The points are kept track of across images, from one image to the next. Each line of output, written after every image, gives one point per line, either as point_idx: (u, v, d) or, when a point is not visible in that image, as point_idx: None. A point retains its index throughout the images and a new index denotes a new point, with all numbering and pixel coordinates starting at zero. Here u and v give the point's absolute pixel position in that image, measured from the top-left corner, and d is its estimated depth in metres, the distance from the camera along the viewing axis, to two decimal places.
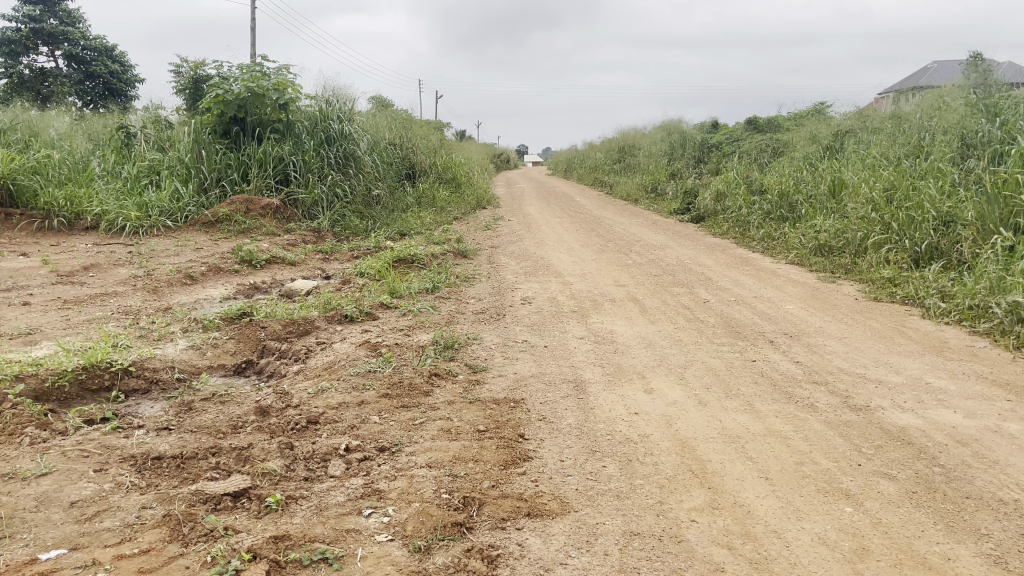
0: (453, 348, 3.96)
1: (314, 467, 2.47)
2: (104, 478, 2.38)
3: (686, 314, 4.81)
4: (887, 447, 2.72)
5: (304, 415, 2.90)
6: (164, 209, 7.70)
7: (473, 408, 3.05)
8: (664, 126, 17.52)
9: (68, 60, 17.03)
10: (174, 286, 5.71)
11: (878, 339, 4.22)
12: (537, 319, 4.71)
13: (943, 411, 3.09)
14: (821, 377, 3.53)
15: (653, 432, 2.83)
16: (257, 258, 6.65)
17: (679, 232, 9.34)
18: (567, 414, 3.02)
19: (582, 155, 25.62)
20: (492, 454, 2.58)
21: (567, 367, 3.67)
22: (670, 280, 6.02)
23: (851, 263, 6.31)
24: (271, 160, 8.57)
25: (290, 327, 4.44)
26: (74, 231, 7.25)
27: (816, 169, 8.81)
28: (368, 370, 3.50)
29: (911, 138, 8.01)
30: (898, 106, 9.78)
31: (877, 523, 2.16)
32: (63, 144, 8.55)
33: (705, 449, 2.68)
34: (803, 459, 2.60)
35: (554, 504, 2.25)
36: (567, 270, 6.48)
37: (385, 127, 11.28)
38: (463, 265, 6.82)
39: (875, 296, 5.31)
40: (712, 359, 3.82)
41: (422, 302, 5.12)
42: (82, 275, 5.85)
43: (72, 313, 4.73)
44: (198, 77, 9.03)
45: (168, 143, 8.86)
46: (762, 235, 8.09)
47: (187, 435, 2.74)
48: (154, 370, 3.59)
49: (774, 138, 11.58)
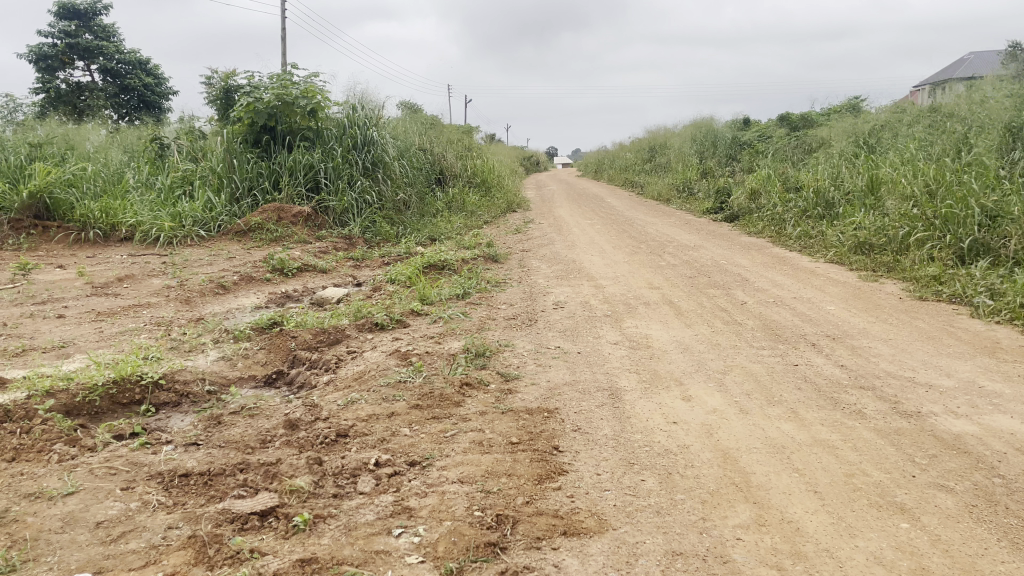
0: (485, 356, 3.88)
1: (343, 483, 2.40)
2: (131, 497, 2.34)
3: (723, 317, 4.67)
4: (942, 457, 2.57)
5: (333, 428, 2.84)
6: (198, 219, 7.72)
7: (506, 419, 2.97)
8: (695, 125, 17.30)
9: (104, 74, 17.34)
10: (206, 295, 5.71)
11: (925, 340, 4.05)
12: (569, 324, 4.61)
13: (999, 417, 2.94)
14: (868, 382, 3.38)
15: (693, 443, 2.72)
16: (288, 266, 6.66)
17: (713, 232, 9.18)
18: (603, 424, 2.92)
19: (611, 156, 25.45)
20: (526, 468, 2.49)
21: (601, 375, 3.57)
22: (705, 281, 5.89)
23: (893, 260, 6.11)
24: (302, 168, 8.58)
25: (321, 336, 4.40)
26: (109, 243, 7.32)
27: (853, 165, 8.60)
28: (399, 380, 3.43)
29: (954, 130, 7.77)
30: (937, 97, 9.52)
31: (937, 541, 2.03)
32: (98, 157, 8.64)
33: (748, 460, 2.57)
34: (853, 471, 2.47)
35: (590, 521, 2.15)
36: (599, 273, 6.38)
37: (415, 132, 11.27)
38: (494, 270, 6.74)
39: (920, 296, 5.12)
40: (752, 364, 3.69)
41: (452, 309, 5.05)
42: (116, 286, 5.89)
43: (104, 325, 4.74)
44: (229, 87, 9.08)
45: (201, 153, 8.91)
46: (799, 234, 7.90)
47: (215, 450, 2.70)
48: (185, 383, 3.57)
49: (808, 134, 11.36)
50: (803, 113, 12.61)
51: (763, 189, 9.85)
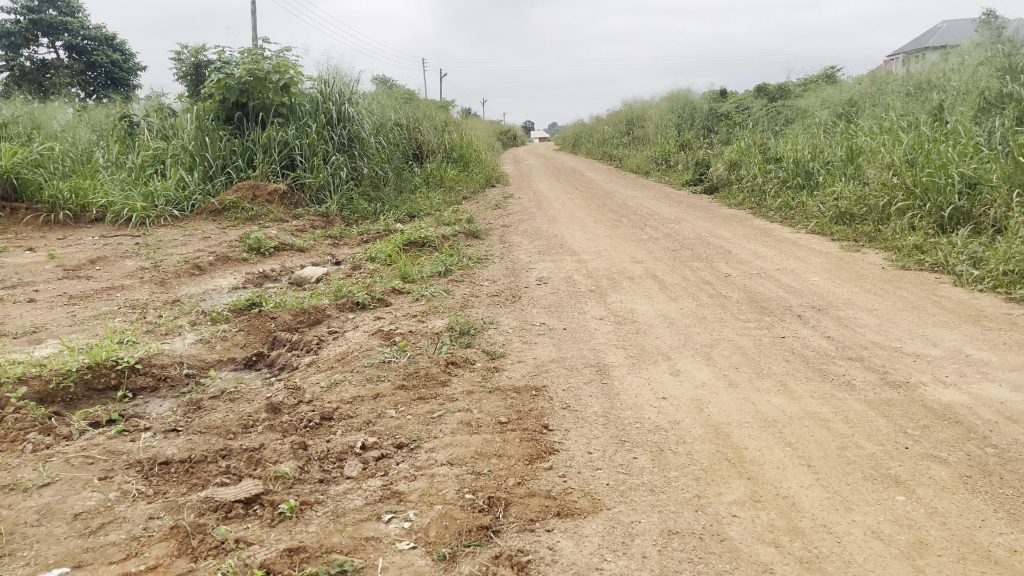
0: (469, 334, 3.82)
1: (330, 468, 2.34)
2: (109, 487, 2.26)
3: (708, 290, 4.64)
4: (934, 427, 2.56)
5: (317, 411, 2.77)
6: (171, 198, 7.56)
7: (493, 398, 2.92)
8: (672, 97, 17.22)
9: (69, 50, 16.90)
10: (181, 277, 5.59)
11: (909, 310, 4.04)
12: (554, 300, 4.56)
13: (988, 385, 2.93)
14: (856, 352, 3.36)
15: (684, 419, 2.69)
16: (265, 245, 6.53)
17: (694, 204, 9.15)
18: (592, 401, 2.88)
19: (589, 129, 25.30)
20: (516, 448, 2.44)
21: (588, 351, 3.52)
22: (688, 254, 5.86)
23: (875, 230, 6.11)
24: (276, 145, 8.41)
25: (300, 317, 4.31)
26: (80, 224, 7.14)
27: (832, 135, 8.59)
28: (382, 361, 3.37)
29: (931, 99, 7.77)
30: (913, 66, 9.52)
31: (934, 513, 2.01)
32: (66, 136, 8.41)
33: (739, 435, 2.54)
34: (845, 443, 2.45)
35: (584, 502, 2.11)
36: (582, 248, 6.32)
37: (390, 107, 11.10)
38: (475, 246, 6.66)
39: (902, 265, 5.12)
40: (739, 337, 3.66)
41: (434, 286, 4.98)
42: (89, 268, 5.74)
43: (77, 309, 4.61)
44: (199, 63, 8.86)
45: (171, 131, 8.71)
46: (780, 205, 7.88)
47: (196, 437, 2.62)
48: (162, 367, 3.48)
49: (786, 104, 11.33)
50: (781, 83, 12.57)
51: (743, 159, 9.81)
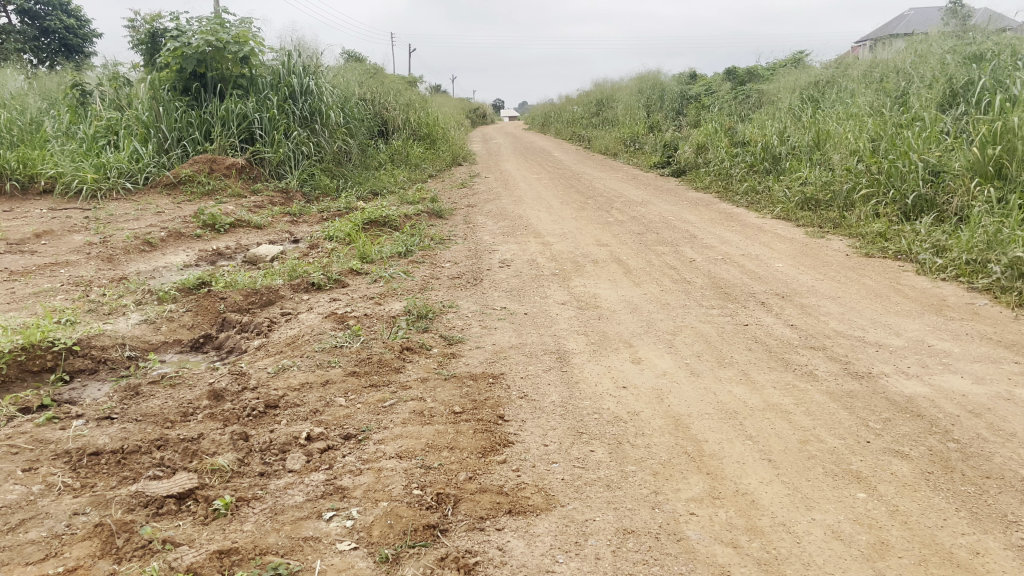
0: (427, 318, 3.70)
1: (271, 461, 2.22)
2: (33, 479, 2.12)
3: (672, 275, 4.57)
4: (896, 420, 2.51)
5: (261, 399, 2.65)
6: (123, 170, 7.28)
7: (448, 386, 2.81)
8: (642, 78, 17.13)
9: (21, 15, 16.26)
10: (131, 253, 5.38)
11: (872, 298, 4.00)
12: (516, 284, 4.45)
13: (950, 377, 2.90)
14: (819, 342, 3.31)
15: (644, 409, 2.61)
16: (220, 222, 6.33)
17: (661, 187, 9.09)
18: (550, 390, 2.79)
19: (558, 109, 25.16)
20: (469, 440, 2.34)
21: (548, 337, 3.42)
22: (653, 238, 5.79)
23: (839, 216, 6.09)
24: (234, 118, 8.14)
25: (252, 298, 4.15)
26: (28, 196, 6.85)
27: (799, 120, 8.57)
28: (335, 346, 3.24)
29: (896, 87, 7.77)
30: (879, 53, 9.53)
31: (896, 512, 1.95)
32: (14, 105, 8.07)
33: (699, 427, 2.46)
34: (807, 437, 2.39)
35: (537, 498, 2.02)
36: (547, 230, 6.22)
37: (355, 82, 10.86)
38: (438, 226, 6.52)
39: (866, 253, 5.10)
40: (702, 323, 3.60)
41: (394, 267, 4.84)
42: (33, 243, 5.50)
43: (17, 285, 4.40)
44: (155, 31, 8.54)
45: (126, 101, 8.39)
46: (746, 189, 7.84)
47: (131, 425, 2.48)
48: (103, 349, 3.31)
49: (753, 88, 11.30)
50: (749, 67, 12.53)
51: (710, 142, 9.77)
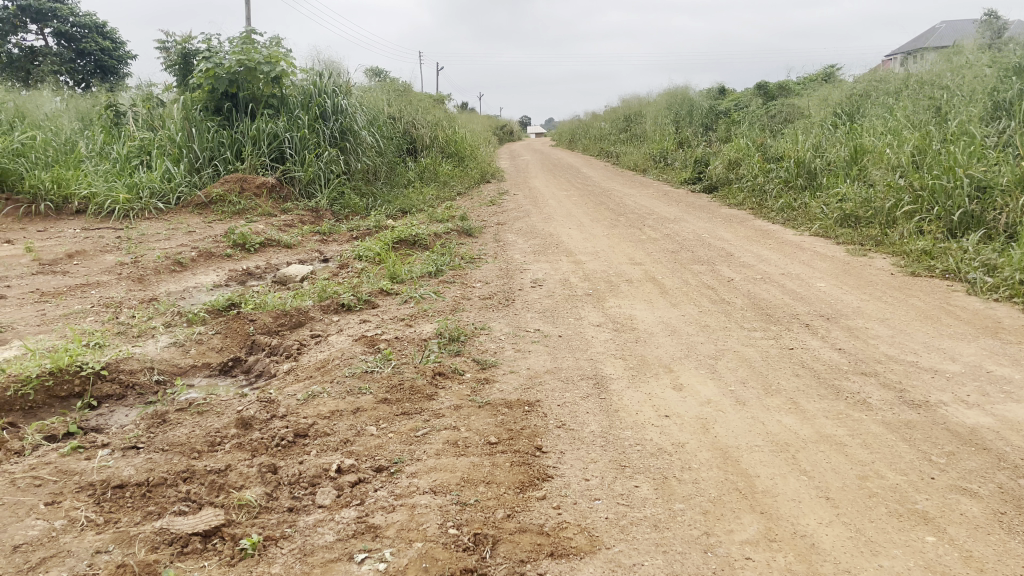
0: (459, 341, 3.60)
1: (300, 495, 2.13)
2: (55, 513, 2.03)
3: (711, 296, 4.43)
4: (960, 454, 2.35)
5: (290, 428, 2.56)
6: (155, 190, 7.31)
7: (483, 415, 2.70)
8: (671, 93, 17.00)
9: (58, 37, 16.58)
10: (161, 273, 5.35)
11: (922, 320, 3.84)
12: (549, 304, 4.35)
13: (1014, 406, 2.73)
14: (870, 367, 3.15)
15: (689, 441, 2.48)
16: (250, 241, 6.30)
17: (693, 203, 8.95)
18: (589, 419, 2.67)
19: (586, 125, 25.12)
20: (506, 475, 2.23)
21: (585, 362, 3.31)
22: (688, 256, 5.65)
23: (881, 234, 5.90)
24: (265, 138, 8.16)
25: (281, 319, 4.08)
26: (62, 216, 6.88)
27: (834, 134, 8.39)
28: (365, 371, 3.14)
29: (936, 100, 7.57)
30: (913, 66, 9.35)
31: (969, 558, 1.80)
32: (49, 126, 8.17)
33: (749, 461, 2.33)
34: (866, 472, 2.24)
35: (580, 539, 1.90)
36: (578, 248, 6.11)
37: (384, 101, 10.87)
38: (468, 244, 6.44)
39: (911, 271, 4.91)
40: (745, 347, 3.46)
41: (424, 287, 4.76)
42: (66, 263, 5.51)
43: (48, 307, 4.38)
44: (188, 52, 8.61)
45: (158, 121, 8.45)
46: (782, 206, 7.67)
47: (157, 456, 2.40)
48: (131, 373, 3.26)
49: (785, 102, 11.14)
50: (779, 81, 12.37)
51: (743, 158, 9.61)
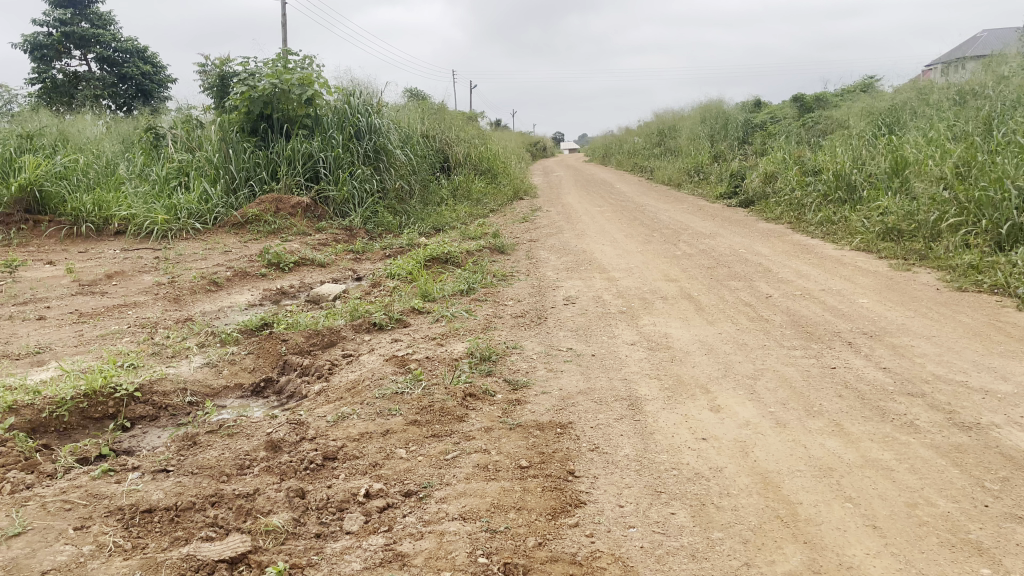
0: (490, 361, 3.56)
1: (328, 521, 2.09)
2: (84, 539, 2.02)
3: (748, 313, 4.33)
4: (1015, 480, 2.24)
5: (320, 450, 2.53)
6: (193, 211, 7.41)
7: (514, 437, 2.64)
8: (704, 107, 16.87)
9: (100, 63, 17.01)
10: (197, 293, 5.40)
11: (971, 337, 3.70)
12: (582, 322, 4.28)
13: None
14: (916, 387, 3.04)
15: (727, 465, 2.40)
16: (285, 260, 6.34)
17: (729, 218, 8.83)
18: (624, 442, 2.59)
19: (620, 140, 25.05)
20: (538, 500, 2.17)
21: (618, 382, 3.23)
22: (725, 272, 5.55)
23: (925, 248, 5.73)
24: (300, 157, 8.24)
25: (314, 339, 4.07)
26: (102, 237, 7.00)
27: (874, 146, 8.22)
28: (395, 392, 3.10)
29: (980, 111, 7.39)
30: (953, 76, 9.16)
31: None
32: (92, 148, 8.35)
33: (791, 486, 2.24)
34: (914, 500, 2.14)
35: (614, 569, 1.84)
36: (612, 265, 6.04)
37: (418, 120, 10.93)
38: (501, 262, 6.41)
39: (958, 287, 4.76)
40: (784, 366, 3.35)
41: (456, 306, 4.73)
42: (105, 283, 5.58)
43: (86, 327, 4.43)
44: (225, 74, 8.75)
45: (196, 143, 8.60)
46: (820, 220, 7.52)
47: (186, 479, 2.38)
48: (164, 395, 3.26)
49: (821, 114, 10.98)
50: (815, 93, 12.19)
51: (779, 172, 9.47)
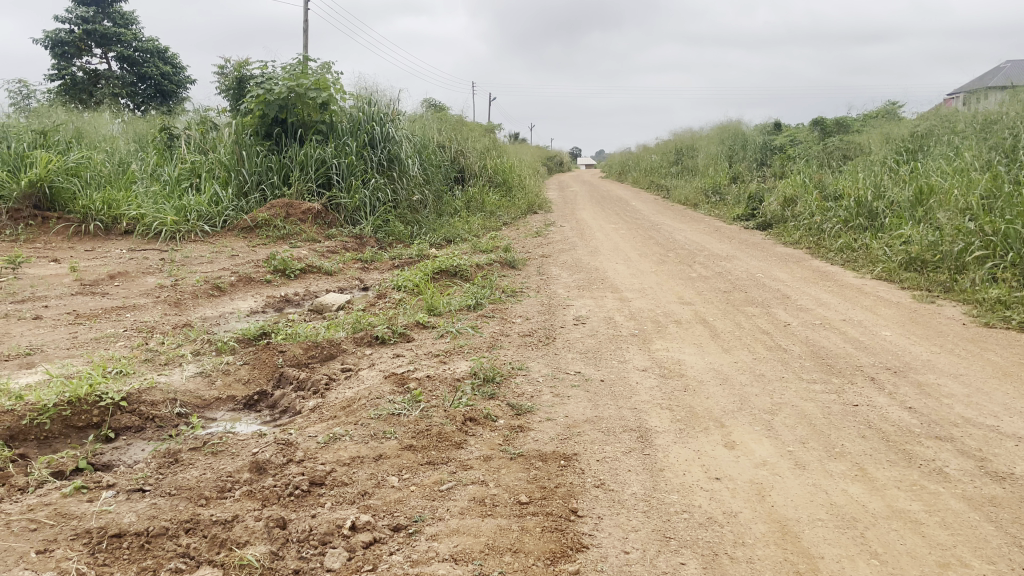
0: (494, 383, 3.40)
1: (308, 556, 1.94)
2: (45, 564, 1.86)
3: (766, 341, 4.16)
4: None
5: (306, 475, 2.37)
6: (203, 213, 7.31)
7: (514, 468, 2.48)
8: (723, 128, 16.69)
9: (121, 62, 17.03)
10: (198, 297, 5.27)
11: (1000, 378, 3.50)
12: (592, 345, 4.12)
13: None
14: (946, 431, 2.84)
15: (743, 510, 2.23)
16: (291, 267, 6.22)
17: (746, 240, 8.65)
18: (631, 479, 2.42)
19: (637, 157, 24.90)
20: (536, 542, 2.00)
21: (628, 411, 3.06)
22: (742, 297, 5.37)
23: (950, 280, 5.53)
24: (313, 163, 8.14)
25: (313, 351, 3.93)
26: (110, 236, 6.88)
27: (897, 173, 8.03)
28: (392, 414, 2.94)
29: (1006, 141, 7.20)
30: (978, 104, 8.99)
31: None
32: (105, 146, 8.28)
33: (811, 538, 2.07)
34: (947, 559, 1.96)
35: None
36: (625, 285, 5.87)
37: (433, 130, 10.83)
38: (511, 277, 6.25)
39: (985, 322, 4.57)
40: (804, 402, 3.17)
41: (462, 321, 4.58)
42: (106, 284, 5.47)
43: (81, 329, 4.31)
44: (242, 77, 8.69)
45: (210, 145, 8.51)
46: (841, 246, 7.32)
47: (163, 501, 2.23)
48: (153, 405, 3.12)
49: (841, 138, 10.79)
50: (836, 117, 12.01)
51: (799, 195, 9.28)
